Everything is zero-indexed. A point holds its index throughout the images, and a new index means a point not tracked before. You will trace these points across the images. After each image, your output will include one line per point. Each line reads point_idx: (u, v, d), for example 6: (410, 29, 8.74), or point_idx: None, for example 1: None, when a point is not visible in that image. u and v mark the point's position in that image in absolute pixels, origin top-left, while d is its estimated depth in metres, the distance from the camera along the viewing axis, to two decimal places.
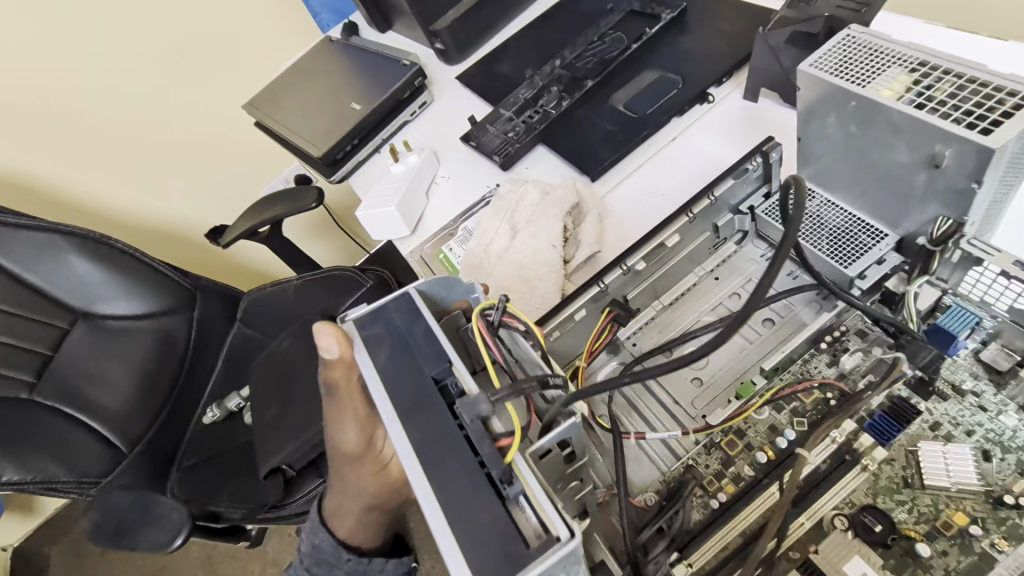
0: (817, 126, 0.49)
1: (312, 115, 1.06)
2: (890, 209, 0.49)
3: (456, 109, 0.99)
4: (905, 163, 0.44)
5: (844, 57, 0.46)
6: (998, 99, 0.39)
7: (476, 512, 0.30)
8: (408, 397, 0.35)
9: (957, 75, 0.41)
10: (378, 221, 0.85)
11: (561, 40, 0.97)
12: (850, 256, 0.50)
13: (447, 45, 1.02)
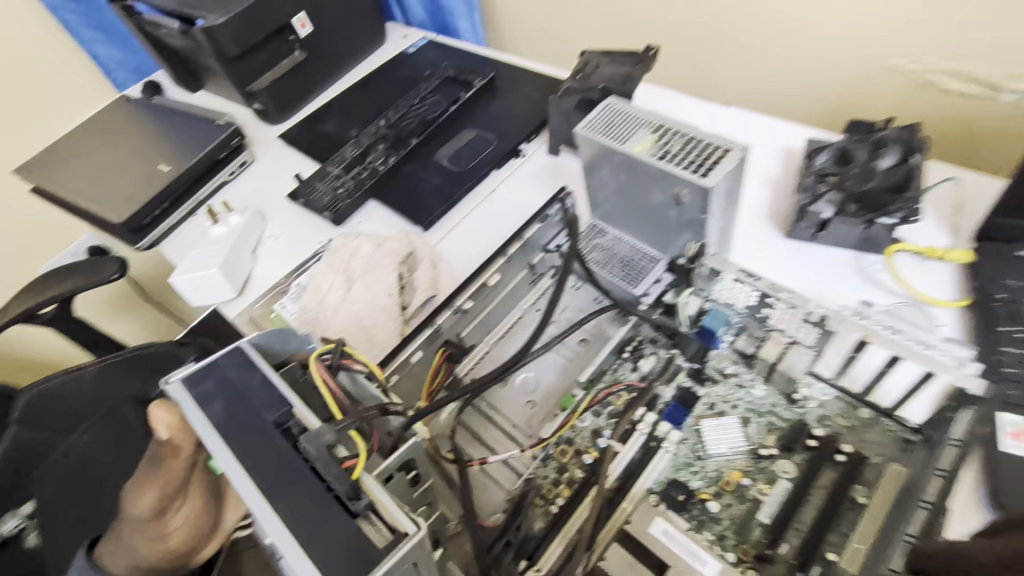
0: (598, 179, 0.59)
1: (109, 181, 0.95)
2: (657, 237, 0.59)
3: (282, 167, 0.99)
4: (662, 204, 0.55)
5: (607, 121, 0.57)
6: (712, 152, 0.51)
7: (328, 529, 0.34)
8: (248, 441, 0.39)
9: (681, 133, 0.54)
10: (199, 285, 0.79)
11: (383, 101, 1.03)
12: (634, 277, 0.60)
13: (268, 104, 1.05)
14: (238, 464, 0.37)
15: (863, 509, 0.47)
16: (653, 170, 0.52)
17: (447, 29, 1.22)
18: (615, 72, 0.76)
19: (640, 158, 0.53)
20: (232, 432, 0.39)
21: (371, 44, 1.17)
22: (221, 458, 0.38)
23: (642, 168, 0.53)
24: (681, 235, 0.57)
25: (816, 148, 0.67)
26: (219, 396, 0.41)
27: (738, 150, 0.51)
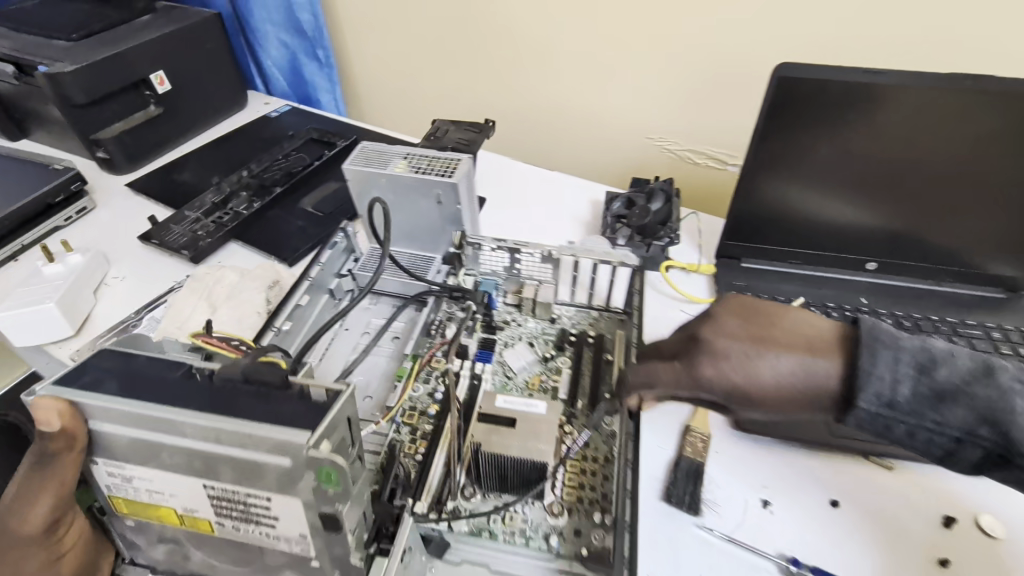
0: (368, 202, 0.74)
1: None
2: (428, 239, 0.75)
3: (130, 212, 0.97)
4: (425, 208, 0.71)
5: (364, 156, 0.72)
6: (450, 163, 0.70)
7: (277, 405, 0.35)
8: (153, 389, 0.36)
9: (424, 156, 0.71)
10: (27, 323, 0.73)
11: (245, 156, 1.09)
12: (418, 275, 0.74)
13: (113, 154, 1.04)
14: (153, 408, 0.34)
15: (613, 359, 0.64)
16: (409, 180, 0.69)
17: (308, 100, 1.33)
18: (461, 137, 0.94)
19: (395, 174, 0.69)
20: (132, 391, 0.36)
21: (230, 106, 1.24)
22: (127, 418, 0.34)
23: (401, 182, 0.69)
24: (444, 231, 0.73)
25: (612, 197, 0.90)
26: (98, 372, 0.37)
27: (465, 159, 0.71)
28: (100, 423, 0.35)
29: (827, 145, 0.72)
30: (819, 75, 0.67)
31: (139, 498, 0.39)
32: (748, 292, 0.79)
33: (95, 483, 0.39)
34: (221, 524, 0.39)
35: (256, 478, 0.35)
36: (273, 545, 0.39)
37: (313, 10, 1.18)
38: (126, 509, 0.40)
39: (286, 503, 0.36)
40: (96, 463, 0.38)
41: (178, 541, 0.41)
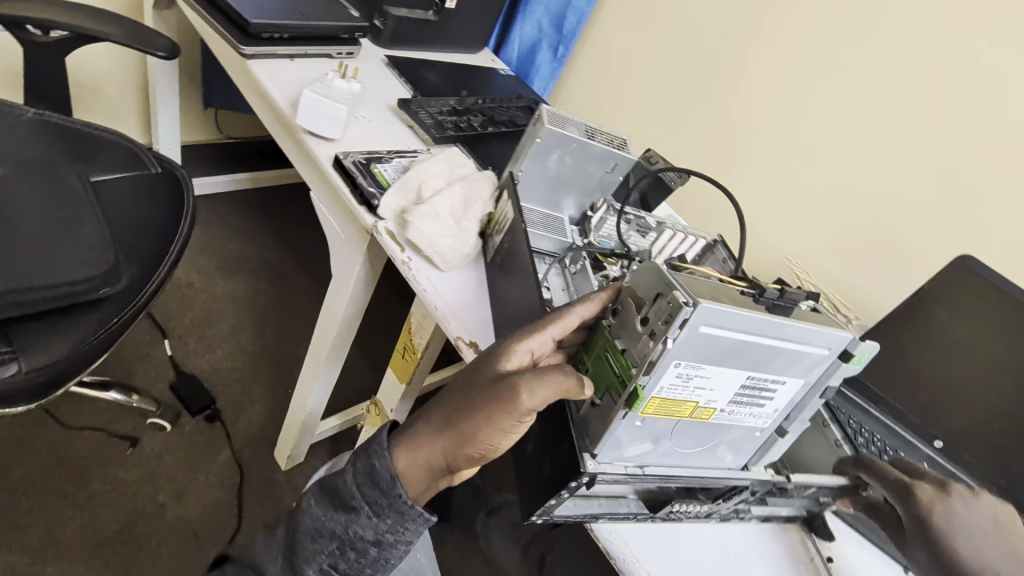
0: (540, 161, 0.74)
1: None
2: (564, 201, 0.80)
3: (382, 77, 1.11)
4: (590, 172, 0.77)
5: (552, 113, 0.73)
6: (613, 138, 0.78)
7: (814, 318, 0.50)
8: (749, 320, 0.46)
9: (593, 126, 0.77)
10: (314, 112, 0.84)
11: (476, 89, 1.25)
12: (558, 230, 0.77)
13: (386, 28, 1.20)
14: (766, 321, 0.46)
15: None
16: (597, 150, 0.74)
17: (527, 76, 1.51)
18: None
19: (587, 139, 0.74)
20: (737, 312, 0.46)
21: (474, 47, 1.41)
22: (749, 323, 0.46)
23: (587, 148, 0.74)
24: (582, 197, 0.80)
25: None
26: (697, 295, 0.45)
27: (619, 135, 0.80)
28: (728, 329, 0.46)
29: (964, 333, 0.86)
30: (988, 278, 0.84)
31: (677, 392, 0.49)
32: (841, 410, 0.91)
33: (656, 381, 0.48)
34: (725, 408, 0.53)
35: (795, 367, 0.51)
36: (746, 419, 0.54)
37: (581, 18, 1.38)
38: (658, 408, 0.50)
39: (793, 384, 0.53)
40: (677, 366, 0.47)
41: (665, 433, 0.53)
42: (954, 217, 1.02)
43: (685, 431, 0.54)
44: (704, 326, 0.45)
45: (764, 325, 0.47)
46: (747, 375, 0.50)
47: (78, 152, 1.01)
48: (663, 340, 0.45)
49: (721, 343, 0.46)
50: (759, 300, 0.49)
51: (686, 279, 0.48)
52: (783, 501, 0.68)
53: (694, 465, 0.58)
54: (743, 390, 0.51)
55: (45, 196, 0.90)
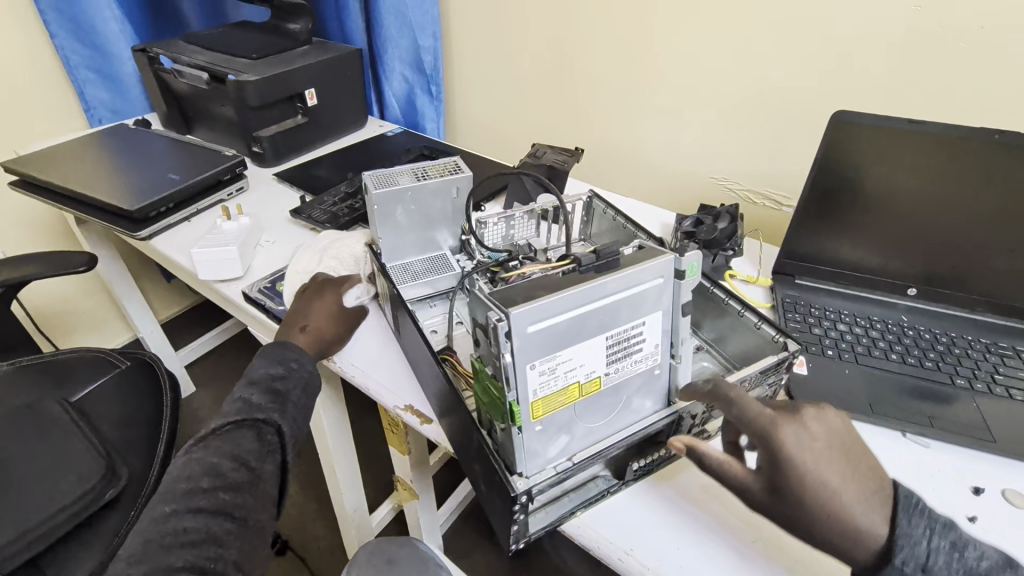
0: (390, 220, 0.80)
1: (119, 183, 1.10)
2: (436, 239, 0.86)
3: (277, 195, 1.19)
4: (441, 205, 0.82)
5: (378, 179, 0.80)
6: (446, 167, 0.84)
7: (633, 258, 0.53)
8: (568, 295, 0.48)
9: (422, 169, 0.83)
10: (211, 262, 0.91)
11: (368, 162, 1.32)
12: (440, 269, 0.83)
13: (266, 150, 1.28)
14: (584, 287, 0.48)
15: None
16: (432, 187, 0.80)
17: (416, 126, 1.57)
18: (558, 157, 1.12)
19: (418, 182, 0.79)
20: (552, 293, 0.48)
21: (355, 124, 1.47)
22: (572, 299, 0.47)
23: (423, 190, 0.80)
24: (449, 227, 0.85)
25: (684, 218, 1.04)
26: (510, 297, 0.47)
27: (454, 161, 0.86)
28: (553, 315, 0.47)
29: (879, 179, 0.86)
30: (868, 122, 0.83)
31: (553, 385, 0.51)
32: (801, 301, 0.92)
33: (524, 389, 0.49)
34: (610, 372, 0.54)
35: (645, 304, 0.53)
36: (637, 367, 0.55)
37: (435, 54, 1.43)
38: (545, 407, 0.51)
39: (654, 319, 0.54)
40: (534, 367, 0.49)
41: (572, 421, 0.54)
42: (835, 74, 1.03)
43: (587, 409, 0.54)
44: (529, 325, 0.46)
45: (587, 293, 0.48)
46: (604, 335, 0.52)
47: (55, 382, 1.10)
48: (503, 356, 0.47)
49: (555, 328, 0.48)
50: (574, 270, 0.51)
51: (506, 287, 0.50)
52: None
53: (625, 425, 0.58)
54: (611, 348, 0.53)
55: (39, 434, 0.99)
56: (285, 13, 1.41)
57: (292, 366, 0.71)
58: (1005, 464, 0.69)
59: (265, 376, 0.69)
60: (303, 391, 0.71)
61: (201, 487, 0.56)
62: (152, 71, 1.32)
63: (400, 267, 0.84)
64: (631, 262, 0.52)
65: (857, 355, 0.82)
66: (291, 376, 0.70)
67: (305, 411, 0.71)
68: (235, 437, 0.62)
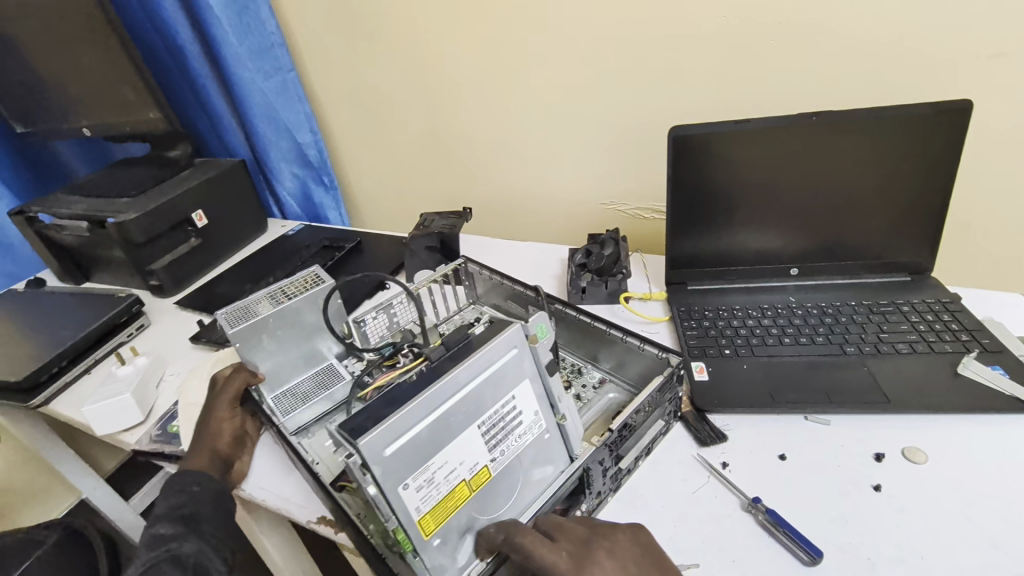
0: (260, 350, 0.79)
1: (8, 352, 1.07)
2: (315, 351, 0.86)
3: (180, 323, 1.17)
4: (311, 318, 0.83)
5: (235, 313, 0.78)
6: (306, 280, 0.84)
7: (480, 339, 0.52)
8: (420, 402, 0.46)
9: (281, 288, 0.82)
10: (107, 415, 0.88)
11: (271, 266, 1.32)
12: (328, 382, 0.85)
13: (164, 281, 1.27)
14: (433, 389, 0.46)
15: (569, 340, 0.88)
16: (294, 307, 0.79)
17: (317, 218, 1.58)
18: (446, 222, 1.15)
19: (277, 306, 0.78)
20: (403, 406, 0.45)
21: (254, 232, 1.48)
22: (425, 405, 0.46)
23: (285, 312, 0.79)
24: (329, 335, 0.86)
25: (574, 252, 1.06)
26: (359, 423, 0.45)
27: (313, 270, 0.86)
28: (409, 427, 0.45)
29: (730, 179, 0.91)
30: (703, 131, 0.87)
31: (436, 494, 0.48)
32: (696, 307, 0.93)
33: (406, 511, 0.46)
34: (495, 457, 0.52)
35: (509, 379, 0.52)
36: (524, 440, 0.54)
37: (318, 147, 1.47)
38: (436, 519, 0.48)
39: (523, 388, 0.53)
40: (408, 486, 0.46)
41: (474, 521, 0.51)
42: (675, 90, 1.10)
43: (487, 502, 0.52)
44: (384, 447, 0.44)
45: (439, 393, 0.47)
46: (476, 425, 0.50)
47: None
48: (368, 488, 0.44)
49: (416, 440, 0.45)
50: (425, 369, 0.50)
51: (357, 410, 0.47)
52: (639, 435, 0.69)
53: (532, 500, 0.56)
54: (487, 434, 0.51)
55: None
56: (160, 144, 1.43)
57: (195, 490, 0.69)
58: (899, 422, 0.72)
59: (167, 509, 0.67)
60: (214, 505, 0.69)
61: None
62: (34, 229, 1.31)
63: (288, 392, 0.84)
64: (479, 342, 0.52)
65: (753, 348, 0.83)
66: (194, 499, 0.68)
67: (226, 526, 0.69)
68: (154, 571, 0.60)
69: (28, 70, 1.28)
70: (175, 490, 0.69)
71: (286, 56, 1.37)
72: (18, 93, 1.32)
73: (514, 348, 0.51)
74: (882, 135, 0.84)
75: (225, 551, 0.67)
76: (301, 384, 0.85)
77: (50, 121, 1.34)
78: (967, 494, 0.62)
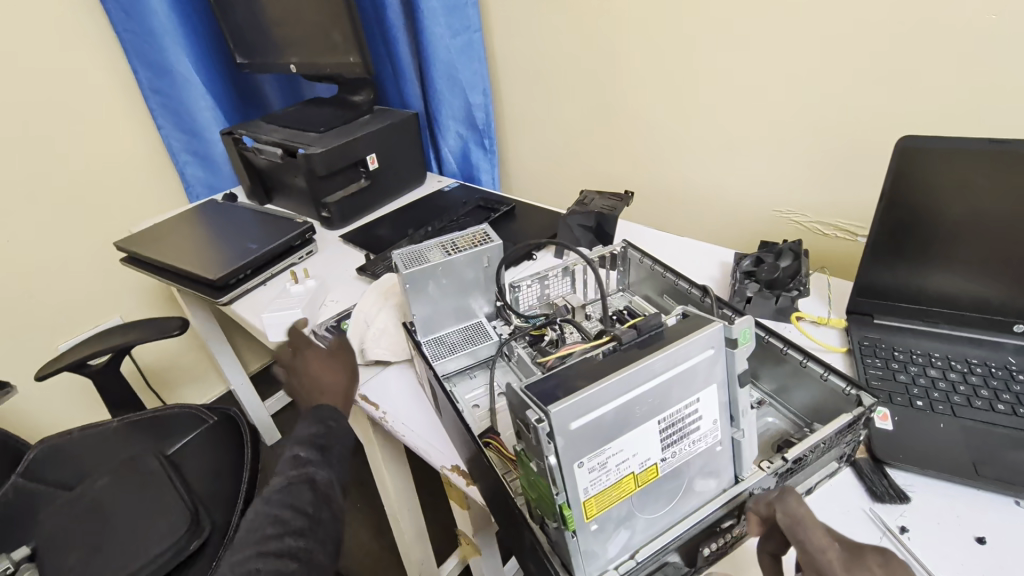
0: (422, 296, 0.80)
1: (206, 253, 1.23)
2: (468, 308, 0.86)
3: (341, 255, 1.26)
4: (474, 275, 0.83)
5: (409, 256, 0.81)
6: (475, 237, 0.85)
7: (673, 333, 0.51)
8: (612, 386, 0.46)
9: (452, 241, 0.84)
10: (278, 324, 0.98)
11: (426, 217, 1.38)
12: (474, 339, 0.83)
13: (333, 215, 1.38)
14: (626, 373, 0.47)
15: None
16: (462, 259, 0.80)
17: (472, 178, 1.62)
18: (606, 203, 1.11)
19: (448, 257, 0.79)
20: (595, 384, 0.46)
21: (414, 183, 1.55)
22: (616, 388, 0.46)
23: (454, 264, 0.80)
24: (484, 294, 0.86)
25: (742, 258, 0.98)
26: (550, 391, 0.46)
27: (482, 228, 0.87)
28: (597, 407, 0.46)
29: (964, 206, 0.77)
30: (943, 147, 0.75)
31: (604, 481, 0.49)
32: (882, 343, 0.83)
33: (575, 489, 0.47)
34: (666, 457, 0.52)
35: (701, 380, 0.51)
36: (696, 447, 0.53)
37: (486, 109, 1.49)
38: (600, 504, 0.49)
39: (709, 393, 0.52)
40: (582, 464, 0.47)
41: (631, 515, 0.52)
42: (900, 97, 0.96)
43: (646, 498, 0.52)
44: (571, 421, 0.45)
45: (631, 379, 0.47)
46: (657, 420, 0.50)
47: (154, 437, 1.21)
48: (548, 456, 0.45)
49: (600, 422, 0.46)
50: (612, 353, 0.50)
51: (546, 376, 0.48)
52: (809, 472, 0.63)
53: (682, 510, 0.55)
54: (664, 431, 0.51)
55: (142, 487, 1.09)
56: (348, 88, 1.54)
57: (331, 424, 0.73)
58: None
59: (306, 433, 0.71)
60: (344, 441, 0.74)
61: (268, 533, 0.61)
62: (236, 150, 1.48)
63: (436, 340, 0.84)
64: (676, 333, 0.51)
65: (953, 407, 0.71)
66: (330, 431, 0.72)
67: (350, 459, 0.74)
68: (291, 489, 0.65)
69: (256, 8, 1.43)
70: (314, 417, 0.73)
71: (475, 16, 1.39)
72: (244, 28, 1.49)
73: (712, 349, 0.50)
74: None
75: (344, 482, 0.72)
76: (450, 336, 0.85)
77: (265, 56, 1.50)
78: None
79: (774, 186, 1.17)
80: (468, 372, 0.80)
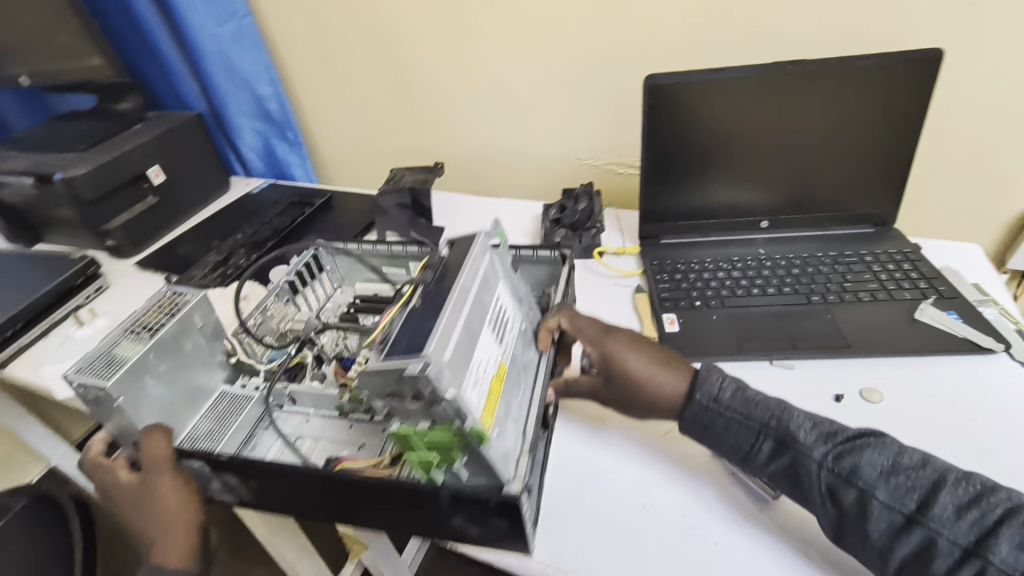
0: (145, 398, 0.66)
1: None
2: (202, 383, 0.74)
3: (139, 285, 1.13)
4: (191, 342, 0.72)
5: (95, 364, 0.64)
6: (172, 302, 0.72)
7: (457, 254, 0.61)
8: (451, 311, 0.53)
9: (138, 320, 0.69)
10: (67, 377, 0.86)
11: (235, 224, 1.27)
12: (231, 413, 0.73)
13: (121, 241, 1.21)
14: (453, 296, 0.54)
15: None
16: (171, 333, 0.68)
17: (283, 176, 1.52)
18: (417, 177, 1.12)
19: (148, 341, 0.66)
20: (442, 315, 0.53)
21: (217, 191, 1.42)
22: (454, 309, 0.53)
23: (162, 343, 0.67)
24: (210, 359, 0.75)
25: (548, 207, 1.06)
26: (409, 343, 0.50)
27: (165, 290, 0.75)
28: (450, 332, 0.51)
29: (705, 130, 0.90)
30: (681, 80, 0.85)
31: (480, 387, 0.53)
32: (667, 260, 0.95)
33: (474, 409, 0.51)
34: (508, 351, 0.60)
35: (496, 281, 0.61)
36: (519, 332, 0.64)
37: (280, 100, 1.39)
38: (492, 414, 0.54)
39: (504, 289, 0.63)
40: (468, 385, 0.51)
41: (512, 411, 0.58)
42: (651, 41, 1.08)
43: (512, 394, 0.59)
44: (442, 353, 0.49)
45: (459, 298, 0.55)
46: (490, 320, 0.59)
47: None
48: (445, 393, 0.48)
49: (460, 341, 0.52)
50: (426, 294, 0.57)
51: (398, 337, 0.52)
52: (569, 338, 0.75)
53: (530, 390, 0.64)
54: (498, 329, 0.59)
55: None
56: (109, 96, 1.34)
57: None
58: (860, 364, 0.74)
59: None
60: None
61: None
62: None
63: (195, 436, 0.71)
64: (464, 256, 0.60)
65: (723, 300, 0.85)
66: None
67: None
68: None
69: None
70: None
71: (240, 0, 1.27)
72: None
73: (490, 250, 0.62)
74: (857, 85, 0.84)
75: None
76: (199, 419, 0.73)
77: None
78: (919, 428, 0.66)
79: (569, 136, 1.27)
80: (259, 433, 0.74)
